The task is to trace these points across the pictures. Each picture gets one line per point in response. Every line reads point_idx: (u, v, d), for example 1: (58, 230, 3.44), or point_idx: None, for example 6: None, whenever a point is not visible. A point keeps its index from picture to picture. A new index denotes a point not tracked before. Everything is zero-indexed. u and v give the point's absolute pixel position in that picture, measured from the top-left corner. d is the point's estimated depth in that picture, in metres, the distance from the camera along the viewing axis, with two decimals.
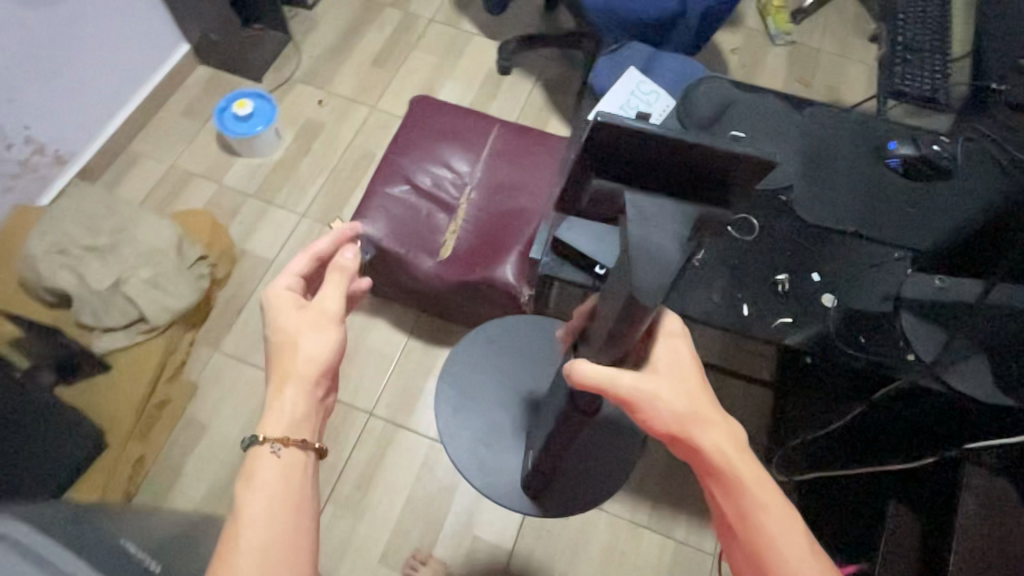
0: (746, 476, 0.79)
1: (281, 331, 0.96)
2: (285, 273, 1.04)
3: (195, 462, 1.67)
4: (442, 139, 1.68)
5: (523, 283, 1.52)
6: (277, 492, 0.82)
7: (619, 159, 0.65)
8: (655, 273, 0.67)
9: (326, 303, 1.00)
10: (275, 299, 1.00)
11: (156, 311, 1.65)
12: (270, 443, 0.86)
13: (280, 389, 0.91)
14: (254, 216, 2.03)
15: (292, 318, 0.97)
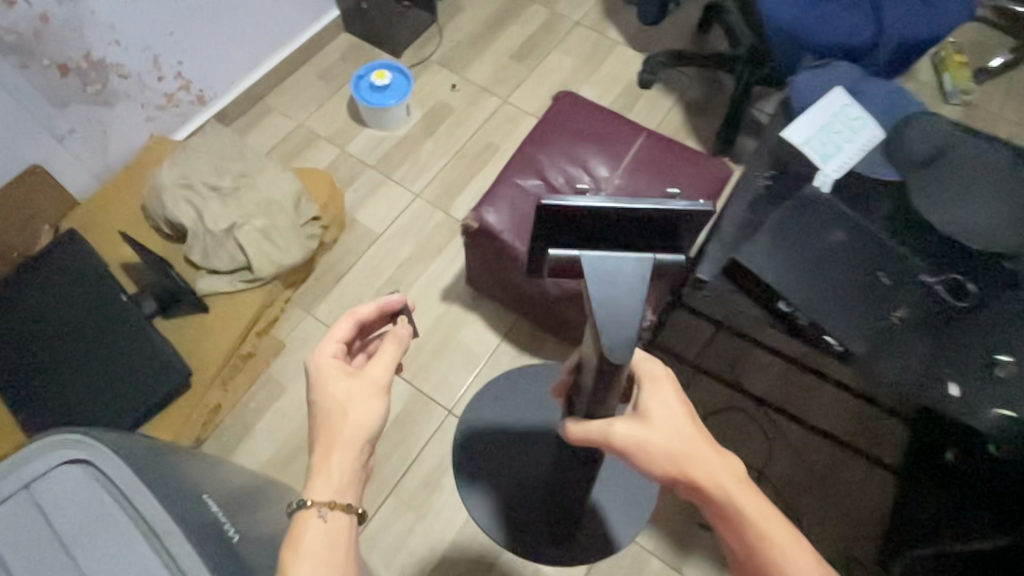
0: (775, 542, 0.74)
1: (331, 399, 1.05)
2: (331, 338, 1.12)
3: (269, 421, 1.62)
4: (583, 140, 1.57)
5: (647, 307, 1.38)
6: (326, 542, 0.93)
7: (581, 231, 0.77)
8: (622, 335, 0.73)
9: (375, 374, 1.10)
10: (321, 366, 1.08)
11: (263, 262, 1.62)
12: (316, 506, 0.95)
13: (328, 452, 1.01)
14: (369, 187, 1.99)
15: (339, 387, 1.06)
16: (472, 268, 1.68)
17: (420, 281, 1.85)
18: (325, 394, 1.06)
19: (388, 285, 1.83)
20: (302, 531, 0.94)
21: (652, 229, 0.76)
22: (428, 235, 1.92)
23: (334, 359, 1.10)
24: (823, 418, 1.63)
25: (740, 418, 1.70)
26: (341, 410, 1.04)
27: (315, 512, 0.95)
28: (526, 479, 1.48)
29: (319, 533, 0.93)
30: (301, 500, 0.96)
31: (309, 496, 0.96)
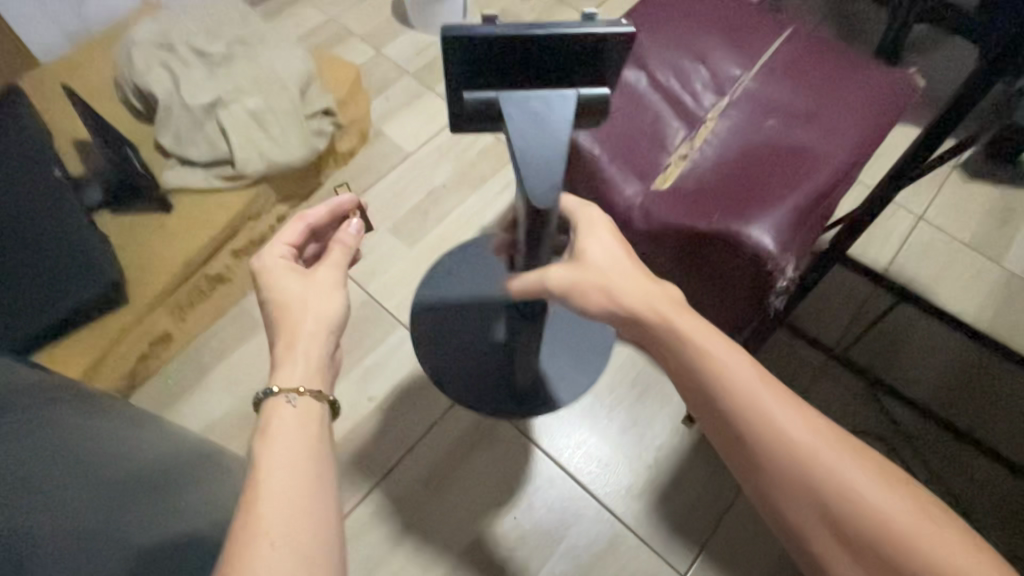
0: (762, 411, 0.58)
1: (273, 303, 0.72)
2: (276, 240, 0.79)
3: (233, 367, 1.21)
4: (705, 28, 1.11)
5: (787, 259, 0.89)
6: (304, 438, 0.59)
7: (484, 63, 0.55)
8: (549, 182, 0.55)
9: (322, 274, 0.76)
10: (264, 264, 0.76)
11: (249, 155, 1.21)
12: (285, 392, 0.64)
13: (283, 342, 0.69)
14: (406, 97, 1.58)
15: (286, 282, 0.73)
16: None
17: (454, 216, 1.41)
18: (270, 297, 0.73)
19: (413, 216, 1.40)
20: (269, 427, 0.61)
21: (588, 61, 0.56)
22: (472, 160, 1.49)
23: (282, 262, 0.76)
24: (1009, 444, 1.18)
25: (876, 447, 1.17)
26: (286, 310, 0.71)
27: (287, 399, 0.63)
28: (479, 338, 1.14)
29: (296, 424, 0.61)
30: (266, 390, 0.64)
31: (277, 383, 0.65)
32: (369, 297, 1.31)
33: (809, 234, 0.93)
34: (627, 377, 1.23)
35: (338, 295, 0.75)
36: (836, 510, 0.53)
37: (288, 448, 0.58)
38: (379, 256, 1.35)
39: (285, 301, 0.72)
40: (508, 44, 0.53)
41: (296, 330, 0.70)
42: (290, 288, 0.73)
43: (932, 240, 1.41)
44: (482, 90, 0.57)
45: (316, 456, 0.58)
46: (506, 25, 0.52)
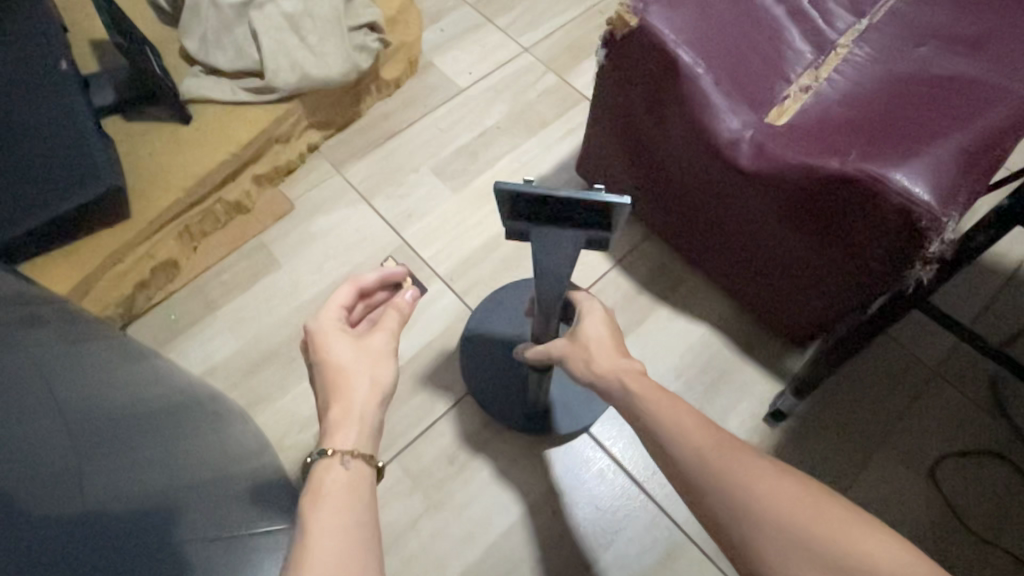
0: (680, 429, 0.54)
1: (321, 358, 0.59)
2: (328, 304, 0.63)
3: (244, 306, 1.06)
4: None
5: (948, 215, 0.68)
6: (353, 509, 0.49)
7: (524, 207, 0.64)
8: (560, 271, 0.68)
9: (378, 341, 0.61)
10: (314, 321, 0.62)
11: (281, 64, 1.06)
12: (337, 453, 0.53)
13: (331, 389, 0.57)
14: (461, 27, 1.39)
15: (337, 345, 0.59)
16: (593, 135, 1.02)
17: (507, 161, 1.23)
18: (315, 354, 0.59)
19: (459, 156, 1.23)
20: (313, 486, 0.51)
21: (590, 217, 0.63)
22: (530, 102, 1.30)
23: (334, 325, 0.61)
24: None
25: (1008, 473, 0.95)
26: (330, 365, 0.58)
27: (341, 462, 0.52)
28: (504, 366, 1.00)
29: (342, 491, 0.50)
30: (321, 449, 0.54)
31: (331, 445, 0.54)
32: (403, 242, 1.14)
33: (972, 183, 0.71)
34: (699, 360, 1.03)
35: (389, 367, 0.59)
36: (732, 509, 0.47)
37: (329, 513, 0.48)
38: (418, 198, 1.18)
39: (333, 363, 0.58)
40: (532, 200, 0.62)
41: (342, 391, 0.57)
42: (342, 350, 0.59)
43: None
44: (516, 220, 0.66)
45: (360, 515, 0.49)
46: (542, 190, 0.59)
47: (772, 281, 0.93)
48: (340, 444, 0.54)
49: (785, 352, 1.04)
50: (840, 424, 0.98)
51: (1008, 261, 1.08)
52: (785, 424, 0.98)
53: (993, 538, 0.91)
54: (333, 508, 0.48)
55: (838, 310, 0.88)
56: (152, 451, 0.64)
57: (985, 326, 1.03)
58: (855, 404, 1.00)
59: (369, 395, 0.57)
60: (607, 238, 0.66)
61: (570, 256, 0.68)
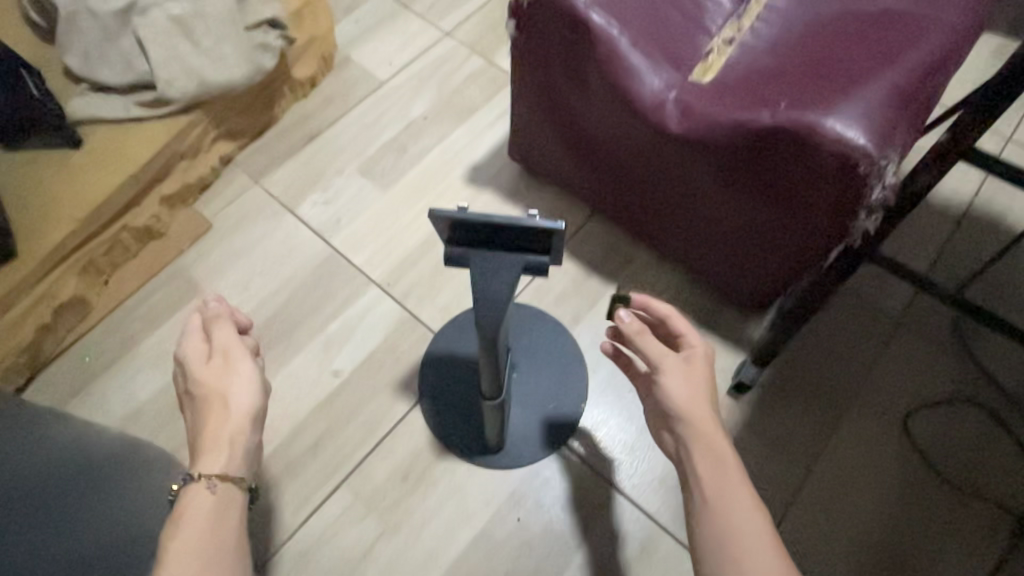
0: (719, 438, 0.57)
1: (191, 385, 0.58)
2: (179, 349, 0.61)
3: (164, 337, 0.98)
4: None
5: (887, 157, 0.63)
6: (211, 534, 0.49)
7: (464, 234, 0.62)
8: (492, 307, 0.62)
9: (231, 355, 0.59)
10: (178, 357, 0.59)
11: (175, 74, 0.97)
12: (201, 476, 0.52)
13: (204, 409, 0.56)
14: (377, 17, 1.32)
15: (193, 368, 0.58)
16: (519, 115, 0.96)
17: (437, 153, 1.16)
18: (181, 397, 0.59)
19: (386, 153, 1.16)
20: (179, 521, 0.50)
21: (524, 238, 0.61)
22: (456, 88, 1.23)
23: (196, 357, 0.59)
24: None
25: (948, 414, 0.93)
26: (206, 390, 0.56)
27: (206, 487, 0.52)
28: (460, 391, 0.94)
29: (207, 515, 0.50)
30: (186, 475, 0.52)
31: (197, 470, 0.52)
32: (333, 251, 1.06)
33: (911, 121, 0.67)
34: None
35: (252, 365, 0.59)
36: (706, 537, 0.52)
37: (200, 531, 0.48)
38: (345, 202, 1.11)
39: (201, 387, 0.57)
40: (471, 223, 0.60)
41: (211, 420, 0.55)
42: (202, 371, 0.57)
43: None
44: (456, 247, 0.63)
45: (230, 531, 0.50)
46: (479, 216, 0.58)
47: (720, 248, 0.88)
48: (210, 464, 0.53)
49: (744, 321, 0.99)
50: (805, 388, 0.95)
51: (957, 201, 1.05)
52: (749, 395, 0.94)
53: (932, 492, 0.88)
54: (192, 536, 0.48)
55: (789, 272, 0.84)
56: (71, 506, 0.60)
57: (944, 269, 1.00)
58: (818, 365, 0.96)
59: (243, 403, 0.56)
60: (545, 261, 0.62)
61: (510, 284, 0.62)
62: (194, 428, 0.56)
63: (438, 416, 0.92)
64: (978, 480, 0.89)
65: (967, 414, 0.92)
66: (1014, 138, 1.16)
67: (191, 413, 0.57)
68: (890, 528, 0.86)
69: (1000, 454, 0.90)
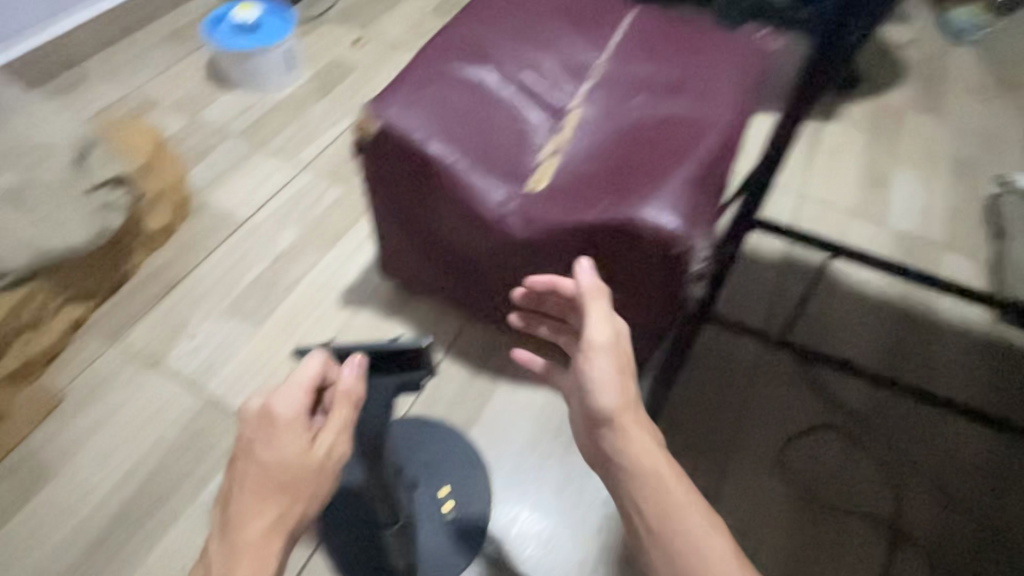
0: (661, 471, 0.56)
1: (276, 458, 0.50)
2: (280, 404, 0.52)
3: (13, 536, 0.87)
4: (554, 17, 0.98)
5: (697, 236, 0.75)
6: None
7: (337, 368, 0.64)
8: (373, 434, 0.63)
9: (331, 452, 0.53)
10: (280, 409, 0.52)
11: (7, 246, 0.93)
12: None
13: (271, 499, 0.48)
14: (231, 161, 1.35)
15: (296, 437, 0.51)
16: (383, 237, 1.01)
17: (308, 281, 1.17)
18: (249, 452, 0.50)
19: (256, 289, 1.15)
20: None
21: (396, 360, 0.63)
22: (320, 216, 1.27)
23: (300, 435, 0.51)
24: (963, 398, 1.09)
25: (808, 441, 1.03)
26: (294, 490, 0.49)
27: None
28: (362, 521, 0.90)
29: None
30: None
31: None
32: (207, 400, 1.01)
33: (709, 202, 0.80)
34: (550, 425, 1.02)
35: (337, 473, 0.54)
36: None
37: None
38: (216, 345, 1.07)
39: (286, 473, 0.49)
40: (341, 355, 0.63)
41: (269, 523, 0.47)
42: (301, 449, 0.51)
43: (822, 211, 1.38)
44: None
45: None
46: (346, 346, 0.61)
47: None
48: None
49: None
50: (688, 443, 1.02)
51: (775, 250, 1.25)
52: None
53: (812, 517, 0.96)
54: None
55: (651, 343, 0.92)
56: None
57: (778, 313, 1.16)
58: (695, 420, 1.04)
59: (304, 518, 0.50)
60: (419, 377, 0.64)
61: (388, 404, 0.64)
62: (244, 506, 0.47)
63: (344, 553, 0.88)
64: (846, 495, 0.98)
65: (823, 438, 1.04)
66: (804, 195, 1.41)
67: (256, 485, 0.48)
68: (792, 559, 0.92)
69: (857, 466, 1.01)
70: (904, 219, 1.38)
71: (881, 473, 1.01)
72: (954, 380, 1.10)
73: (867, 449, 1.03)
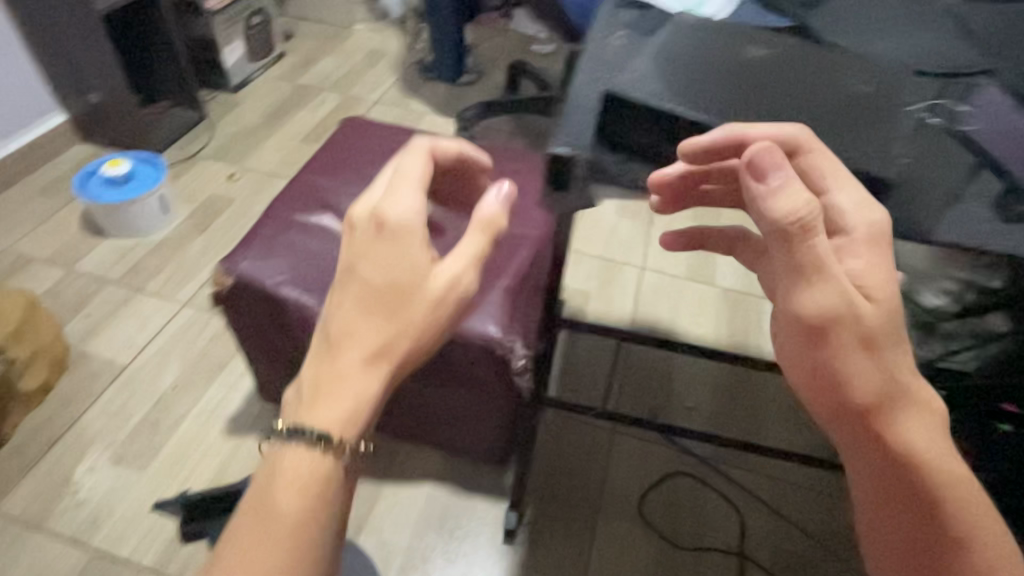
0: (952, 474, 0.48)
1: (377, 261, 0.49)
2: (406, 190, 0.53)
3: None
4: (386, 159, 1.13)
5: (513, 338, 0.89)
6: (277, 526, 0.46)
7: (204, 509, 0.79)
8: None
9: (451, 286, 0.51)
10: (388, 206, 0.51)
11: None
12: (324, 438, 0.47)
13: (367, 308, 0.48)
14: (109, 308, 1.40)
15: (413, 250, 0.50)
16: (257, 368, 1.10)
17: (193, 416, 1.22)
18: (354, 268, 0.49)
19: (140, 432, 1.19)
20: (280, 478, 0.47)
21: None
22: (203, 349, 1.33)
23: (412, 239, 0.50)
24: (784, 433, 1.29)
25: (663, 489, 1.18)
26: (419, 295, 0.49)
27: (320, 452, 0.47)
28: None
29: (303, 469, 0.47)
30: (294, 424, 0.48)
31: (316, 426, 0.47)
32: (92, 555, 1.03)
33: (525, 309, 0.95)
34: (433, 518, 1.10)
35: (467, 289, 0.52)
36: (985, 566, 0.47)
37: (283, 546, 0.45)
38: (100, 496, 1.10)
39: (384, 281, 0.49)
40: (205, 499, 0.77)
41: (358, 329, 0.48)
42: (408, 267, 0.49)
43: (659, 281, 1.59)
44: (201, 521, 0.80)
45: (322, 532, 0.47)
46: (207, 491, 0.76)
47: (454, 425, 1.08)
48: (336, 403, 0.47)
49: (500, 473, 1.16)
50: (559, 510, 1.14)
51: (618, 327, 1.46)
52: (521, 535, 1.10)
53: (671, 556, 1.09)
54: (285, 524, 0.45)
55: (507, 428, 1.05)
56: None
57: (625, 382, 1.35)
58: (565, 488, 1.17)
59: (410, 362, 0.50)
60: None
61: None
62: (342, 317, 0.48)
63: None
64: (699, 532, 1.13)
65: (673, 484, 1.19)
66: (645, 268, 1.62)
67: (358, 297, 0.48)
68: None
69: (704, 503, 1.17)
70: (728, 277, 1.62)
71: (726, 507, 1.16)
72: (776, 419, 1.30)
73: (711, 487, 1.19)
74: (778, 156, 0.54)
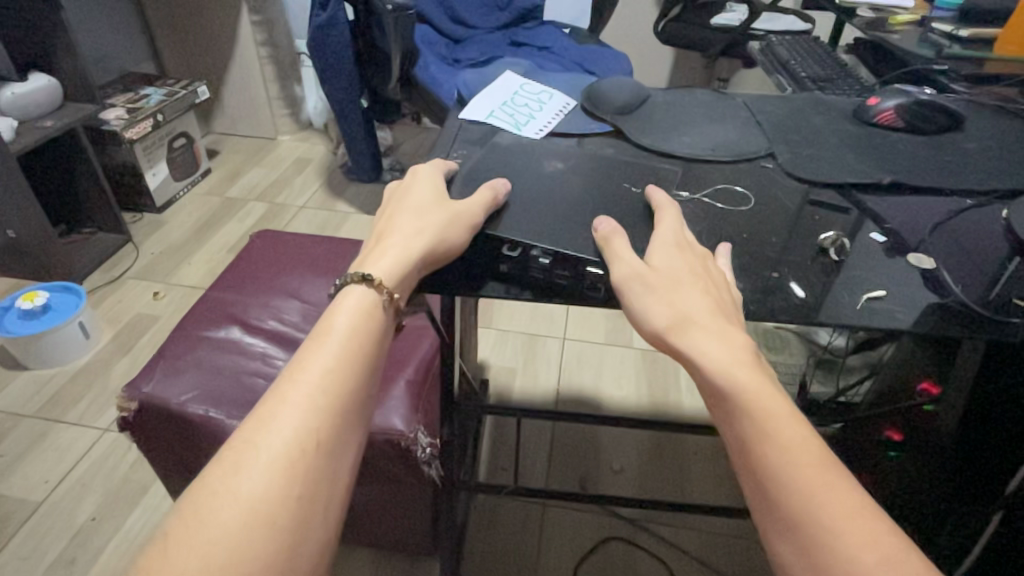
0: (771, 397, 0.45)
1: (404, 199, 0.64)
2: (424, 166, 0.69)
3: None
4: (295, 269, 1.19)
5: (415, 428, 0.93)
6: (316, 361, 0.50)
7: None
8: None
9: (468, 207, 0.62)
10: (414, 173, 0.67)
11: None
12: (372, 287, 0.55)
13: (395, 222, 0.61)
14: (24, 444, 1.37)
15: (424, 190, 0.64)
16: (175, 487, 1.09)
17: (113, 546, 1.18)
18: (391, 202, 0.64)
19: (54, 572, 1.15)
20: (334, 314, 0.53)
21: None
22: (125, 475, 1.31)
23: (426, 188, 0.65)
24: (708, 488, 1.33)
25: (591, 559, 1.19)
26: (432, 220, 0.60)
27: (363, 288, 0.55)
28: None
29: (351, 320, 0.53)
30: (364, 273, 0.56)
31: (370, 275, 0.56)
32: None
33: (428, 400, 0.99)
34: None
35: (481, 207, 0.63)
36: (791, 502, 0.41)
37: (332, 364, 0.50)
38: None
39: (410, 204, 0.62)
40: None
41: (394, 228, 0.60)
42: (420, 200, 0.63)
43: (581, 351, 1.66)
44: None
45: (366, 372, 0.51)
46: None
47: (379, 521, 1.09)
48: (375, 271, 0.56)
49: (430, 564, 1.16)
50: None
51: (545, 400, 1.52)
52: None
53: None
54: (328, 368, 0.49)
55: (429, 519, 1.07)
56: None
57: (554, 455, 1.38)
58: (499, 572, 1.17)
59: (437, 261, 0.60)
60: None
61: None
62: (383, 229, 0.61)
63: None
64: None
65: (604, 551, 1.20)
66: (566, 338, 1.70)
67: (391, 215, 0.62)
68: None
69: (635, 567, 1.18)
70: (645, 340, 1.71)
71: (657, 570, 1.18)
72: (700, 475, 1.35)
73: (641, 549, 1.20)
74: (548, 260, 0.61)
